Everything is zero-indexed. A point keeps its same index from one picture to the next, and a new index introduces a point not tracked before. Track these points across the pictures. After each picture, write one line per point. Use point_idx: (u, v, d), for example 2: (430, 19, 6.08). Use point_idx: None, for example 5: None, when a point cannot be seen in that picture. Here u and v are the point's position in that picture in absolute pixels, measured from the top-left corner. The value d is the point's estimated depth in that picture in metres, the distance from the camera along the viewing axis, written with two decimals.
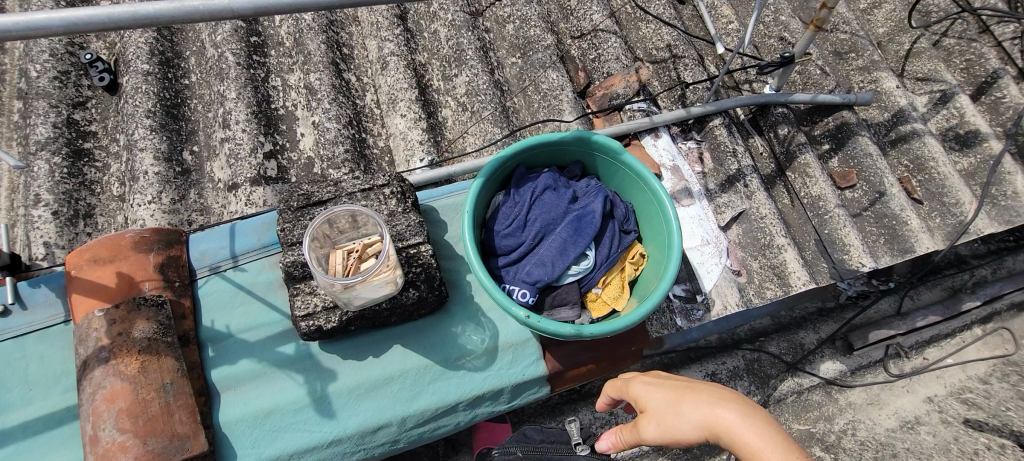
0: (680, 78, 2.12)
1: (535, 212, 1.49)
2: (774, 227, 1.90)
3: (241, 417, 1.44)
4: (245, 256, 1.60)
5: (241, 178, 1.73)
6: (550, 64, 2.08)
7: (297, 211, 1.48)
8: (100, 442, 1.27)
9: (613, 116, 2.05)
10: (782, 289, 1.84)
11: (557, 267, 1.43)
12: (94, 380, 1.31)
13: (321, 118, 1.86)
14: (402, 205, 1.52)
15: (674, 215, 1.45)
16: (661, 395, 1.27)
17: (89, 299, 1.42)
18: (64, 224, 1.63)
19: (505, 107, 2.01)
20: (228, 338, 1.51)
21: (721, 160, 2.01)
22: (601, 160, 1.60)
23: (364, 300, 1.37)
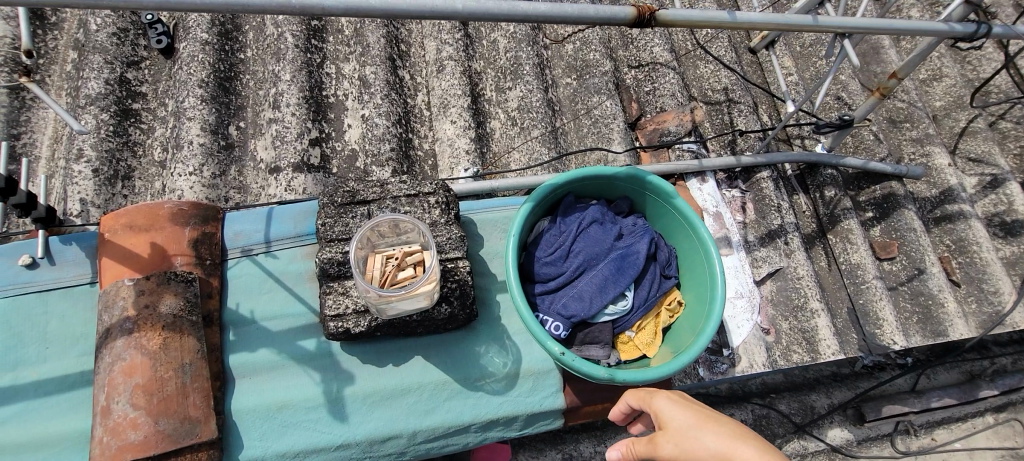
0: (733, 124, 2.09)
1: (579, 244, 1.46)
2: (810, 290, 1.87)
3: (254, 407, 1.41)
4: (278, 243, 1.57)
5: (284, 162, 1.71)
6: (605, 91, 2.05)
7: (340, 208, 1.45)
8: (112, 415, 1.24)
9: (661, 153, 2.01)
10: (809, 355, 1.81)
11: (595, 304, 1.39)
12: (115, 350, 1.28)
13: (371, 113, 1.84)
14: (445, 216, 1.49)
15: (721, 269, 1.41)
16: (686, 417, 1.11)
17: (119, 266, 1.39)
18: (103, 183, 1.61)
19: (554, 128, 1.99)
20: (251, 325, 1.49)
21: (764, 214, 1.98)
22: (651, 199, 1.56)
23: (397, 311, 1.33)
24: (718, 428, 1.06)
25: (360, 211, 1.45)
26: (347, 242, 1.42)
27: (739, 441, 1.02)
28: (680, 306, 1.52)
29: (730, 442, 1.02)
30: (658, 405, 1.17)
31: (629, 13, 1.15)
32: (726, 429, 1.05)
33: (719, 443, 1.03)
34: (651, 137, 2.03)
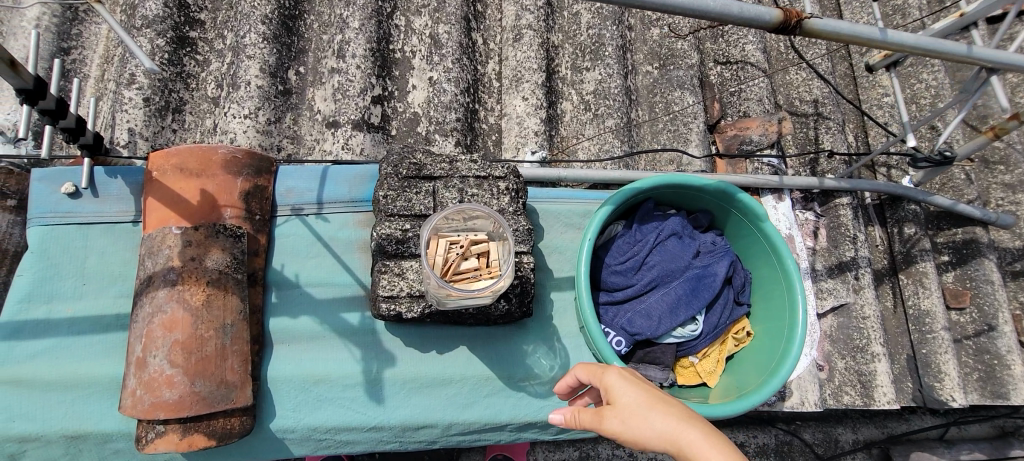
0: (819, 141, 1.93)
1: (654, 256, 1.35)
2: (874, 332, 1.76)
3: (290, 377, 1.35)
4: (330, 206, 1.48)
5: (344, 117, 1.57)
6: (689, 86, 1.89)
7: (404, 181, 1.35)
8: (148, 369, 1.18)
9: (738, 163, 1.87)
10: (862, 399, 1.72)
11: (664, 324, 1.30)
12: (155, 301, 1.21)
13: (440, 77, 1.69)
14: (514, 205, 1.38)
15: (805, 308, 1.31)
16: (635, 394, 0.96)
17: (165, 210, 1.31)
18: (153, 115, 1.51)
19: (629, 119, 1.84)
20: (295, 290, 1.42)
21: (837, 243, 1.84)
22: (734, 219, 1.44)
23: (457, 304, 1.23)
24: (673, 412, 0.92)
25: (425, 187, 1.35)
26: (407, 218, 1.32)
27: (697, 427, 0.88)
28: (747, 336, 1.42)
29: (685, 429, 0.89)
30: (605, 379, 1.01)
31: (776, 15, 1.00)
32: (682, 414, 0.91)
33: (673, 428, 0.89)
34: (729, 144, 1.89)
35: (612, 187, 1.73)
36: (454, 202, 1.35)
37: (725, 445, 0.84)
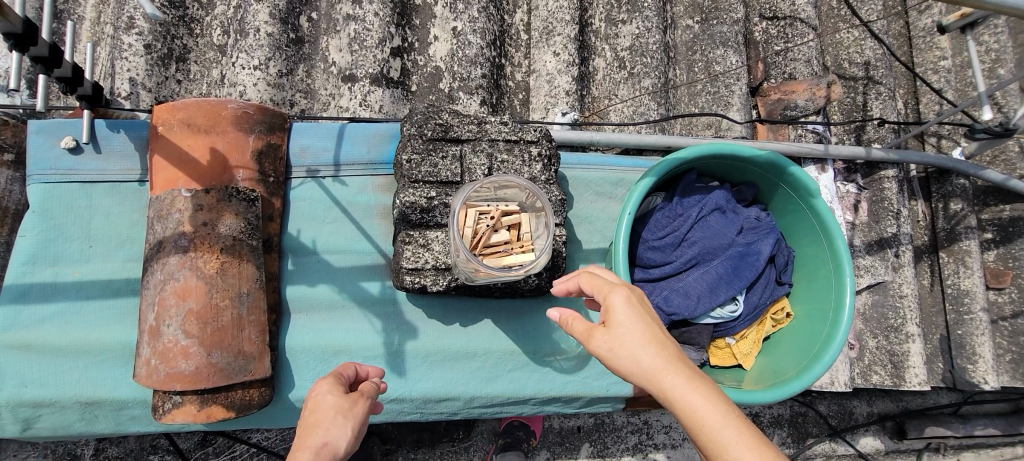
0: (868, 108, 1.79)
1: (695, 232, 1.27)
2: (911, 312, 1.69)
3: (308, 347, 1.30)
4: (348, 168, 1.39)
5: (361, 70, 1.44)
6: (733, 44, 1.74)
7: (429, 144, 1.25)
8: (162, 338, 1.12)
9: (782, 129, 1.74)
10: (891, 379, 1.68)
11: (702, 305, 1.23)
12: (167, 268, 1.14)
13: (465, 27, 1.54)
14: (546, 173, 1.28)
15: (852, 289, 1.23)
16: (635, 324, 0.87)
17: (173, 170, 1.21)
18: (156, 63, 1.39)
19: (666, 79, 1.70)
20: (313, 257, 1.35)
21: (879, 218, 1.74)
22: (781, 194, 1.35)
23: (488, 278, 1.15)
24: (669, 352, 0.84)
25: (452, 152, 1.25)
26: (433, 186, 1.23)
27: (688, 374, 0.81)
28: (787, 317, 1.35)
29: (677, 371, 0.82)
30: (607, 298, 0.92)
31: None
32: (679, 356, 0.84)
33: (664, 368, 0.82)
34: (772, 109, 1.76)
35: (646, 153, 1.61)
36: (482, 169, 1.25)
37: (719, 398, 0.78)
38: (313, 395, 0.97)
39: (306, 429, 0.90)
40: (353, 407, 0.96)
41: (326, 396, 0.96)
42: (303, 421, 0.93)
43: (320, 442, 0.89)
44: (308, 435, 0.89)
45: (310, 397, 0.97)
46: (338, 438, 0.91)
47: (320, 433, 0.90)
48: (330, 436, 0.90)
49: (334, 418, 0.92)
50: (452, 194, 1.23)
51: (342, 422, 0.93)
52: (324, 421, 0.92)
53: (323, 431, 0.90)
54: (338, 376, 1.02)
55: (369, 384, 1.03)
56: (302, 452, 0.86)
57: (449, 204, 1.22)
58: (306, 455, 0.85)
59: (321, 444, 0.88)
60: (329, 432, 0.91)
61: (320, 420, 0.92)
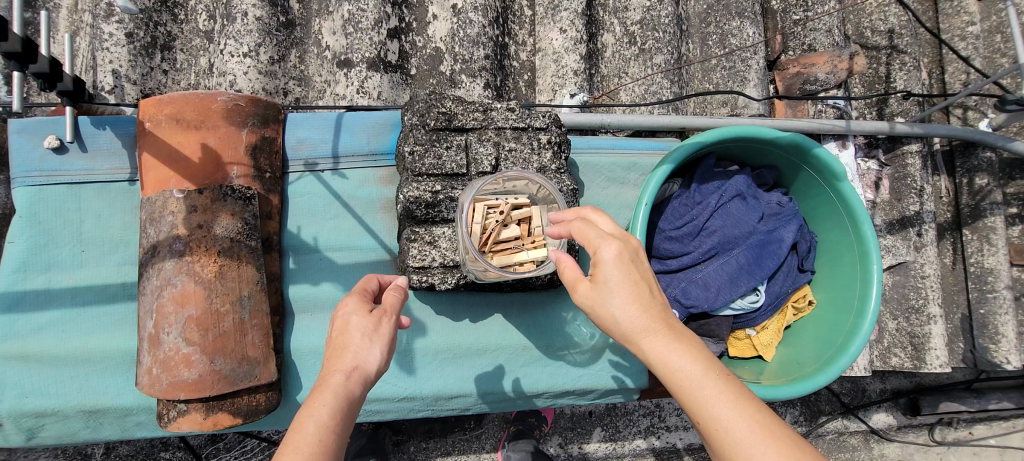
0: (891, 79, 1.70)
1: (715, 221, 1.20)
2: (933, 292, 1.63)
3: (315, 348, 1.26)
4: (348, 160, 1.33)
5: (357, 55, 1.35)
6: (750, 14, 1.64)
7: (432, 133, 1.17)
8: (162, 346, 1.08)
9: (800, 105, 1.67)
10: (911, 361, 1.64)
11: (722, 296, 1.17)
12: (163, 273, 1.09)
13: (465, 5, 1.45)
14: (556, 162, 1.22)
15: (879, 277, 1.18)
16: (617, 290, 0.87)
17: (164, 169, 1.15)
18: (139, 53, 1.31)
19: (679, 54, 1.61)
20: (315, 255, 1.29)
21: (901, 195, 1.67)
22: (803, 177, 1.29)
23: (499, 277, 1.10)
24: (653, 310, 0.86)
25: (457, 142, 1.18)
26: (438, 178, 1.17)
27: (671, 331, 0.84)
28: (809, 305, 1.30)
29: (660, 328, 0.84)
30: (595, 253, 0.89)
31: None
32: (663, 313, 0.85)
33: (648, 326, 0.85)
34: (790, 84, 1.67)
35: (659, 135, 1.54)
36: (489, 159, 1.18)
37: (699, 354, 0.82)
38: (339, 316, 0.96)
39: (334, 354, 0.91)
40: (380, 326, 0.95)
41: (352, 317, 0.95)
42: (333, 343, 0.93)
43: (350, 366, 0.89)
44: (336, 360, 0.90)
45: (337, 318, 0.96)
46: (366, 361, 0.91)
47: (348, 356, 0.90)
48: (359, 360, 0.91)
49: (362, 343, 0.92)
50: (458, 187, 1.16)
51: (369, 343, 0.92)
52: (352, 344, 0.91)
53: (350, 355, 0.90)
54: (361, 293, 1.00)
55: (393, 295, 1.00)
56: (334, 376, 0.87)
57: (455, 197, 1.16)
58: (336, 380, 0.87)
59: (350, 368, 0.89)
60: (358, 356, 0.91)
61: (348, 343, 0.91)
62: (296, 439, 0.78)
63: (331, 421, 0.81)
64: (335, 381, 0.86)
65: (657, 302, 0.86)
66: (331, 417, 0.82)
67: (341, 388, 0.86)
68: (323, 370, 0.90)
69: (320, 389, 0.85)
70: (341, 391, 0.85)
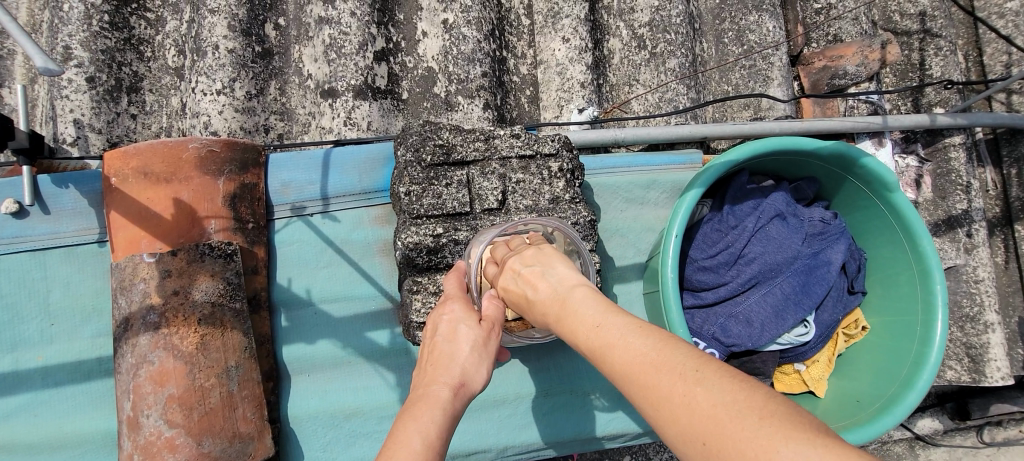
0: (925, 66, 1.56)
1: (754, 246, 1.07)
2: (989, 299, 1.49)
3: (315, 413, 1.14)
4: (338, 200, 1.21)
5: (341, 83, 1.22)
6: (768, 7, 1.50)
7: (430, 170, 1.05)
8: (142, 431, 0.96)
9: (830, 102, 1.52)
10: (969, 375, 1.50)
11: (767, 332, 1.04)
12: (138, 350, 0.97)
13: (457, 19, 1.32)
14: (570, 191, 1.09)
15: (944, 298, 1.04)
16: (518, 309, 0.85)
17: (133, 229, 1.03)
18: (103, 98, 1.19)
19: (694, 55, 1.47)
20: (309, 309, 1.17)
21: (946, 193, 1.52)
22: (849, 190, 1.15)
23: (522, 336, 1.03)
24: (541, 295, 0.80)
25: (457, 177, 1.05)
26: (438, 219, 1.04)
27: (560, 306, 0.77)
28: (862, 330, 1.17)
29: (554, 309, 0.78)
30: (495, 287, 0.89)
31: None
32: (550, 293, 0.79)
33: (542, 313, 0.80)
34: (816, 80, 1.53)
35: (677, 146, 1.40)
36: (495, 194, 1.06)
37: (583, 316, 0.74)
38: (445, 321, 0.81)
39: (439, 363, 0.75)
40: (489, 339, 0.80)
41: (461, 325, 0.79)
42: (436, 350, 0.78)
43: (456, 381, 0.74)
44: (441, 371, 0.74)
45: (441, 322, 0.81)
46: (474, 379, 0.75)
47: (453, 367, 0.75)
48: (467, 374, 0.75)
49: (470, 356, 0.77)
50: (462, 228, 1.04)
51: (478, 360, 0.77)
52: (461, 355, 0.76)
53: (456, 367, 0.75)
54: (463, 296, 0.86)
55: (496, 303, 0.86)
56: (438, 390, 0.72)
57: (459, 240, 1.03)
58: (442, 394, 0.71)
59: (457, 382, 0.74)
60: (467, 369, 0.75)
61: (456, 354, 0.76)
62: (404, 455, 0.63)
63: (437, 441, 0.66)
64: (442, 396, 0.71)
65: (543, 286, 0.81)
66: (438, 436, 0.67)
67: (448, 405, 0.71)
68: (422, 380, 0.75)
69: (425, 403, 0.70)
70: (448, 409, 0.70)
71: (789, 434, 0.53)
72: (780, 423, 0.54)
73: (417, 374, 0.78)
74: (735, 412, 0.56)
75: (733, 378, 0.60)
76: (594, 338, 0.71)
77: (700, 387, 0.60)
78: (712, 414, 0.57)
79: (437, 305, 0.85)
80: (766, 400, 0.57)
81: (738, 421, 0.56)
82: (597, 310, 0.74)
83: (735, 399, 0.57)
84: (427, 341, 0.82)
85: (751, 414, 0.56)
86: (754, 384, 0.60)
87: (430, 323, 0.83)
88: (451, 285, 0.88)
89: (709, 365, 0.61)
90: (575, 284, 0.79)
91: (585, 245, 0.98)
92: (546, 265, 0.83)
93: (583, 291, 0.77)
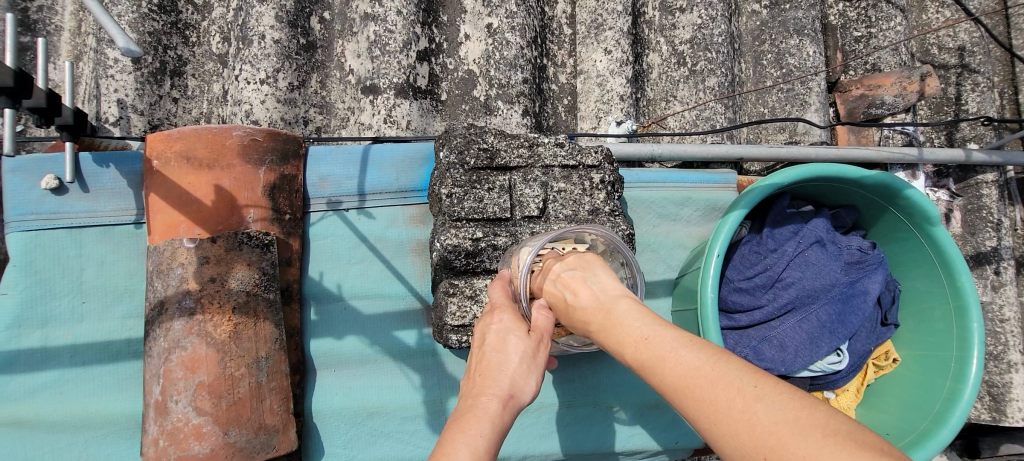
0: (962, 101, 1.55)
1: (793, 271, 1.09)
2: (1013, 338, 1.48)
3: (338, 409, 1.14)
4: (375, 197, 1.21)
5: (384, 80, 1.22)
6: (810, 32, 1.50)
7: (472, 173, 1.04)
8: (170, 417, 0.95)
9: (865, 131, 1.51)
10: (989, 413, 1.49)
11: (801, 360, 1.06)
12: (171, 334, 0.97)
13: (502, 24, 1.32)
14: (610, 204, 1.09)
15: (981, 336, 1.05)
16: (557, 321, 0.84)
17: (173, 213, 1.02)
18: (147, 80, 1.19)
19: (733, 75, 1.47)
20: (339, 304, 1.17)
21: (976, 229, 1.51)
22: (888, 221, 1.16)
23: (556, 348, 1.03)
24: (585, 303, 0.80)
25: (499, 182, 1.05)
26: (478, 223, 1.04)
27: (605, 316, 0.77)
28: (893, 362, 1.18)
29: (596, 319, 0.78)
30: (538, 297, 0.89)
31: None
32: (592, 301, 0.79)
33: (586, 324, 0.79)
34: (853, 108, 1.53)
35: (712, 166, 1.39)
36: (536, 201, 1.06)
37: (629, 329, 0.73)
38: (492, 330, 0.81)
39: (487, 374, 0.76)
40: (538, 351, 0.80)
41: (510, 335, 0.80)
42: (485, 360, 0.78)
43: (504, 394, 0.74)
44: (490, 382, 0.75)
45: (490, 331, 0.81)
46: (523, 389, 0.76)
47: (502, 379, 0.75)
48: (515, 386, 0.75)
49: (519, 367, 0.77)
50: (501, 234, 1.03)
51: (527, 372, 0.77)
52: (510, 366, 0.76)
53: (505, 379, 0.75)
54: (510, 305, 0.85)
55: (545, 314, 0.85)
56: (486, 403, 0.72)
57: (498, 245, 1.03)
58: (491, 408, 0.72)
59: (505, 395, 0.74)
60: (515, 381, 0.76)
61: (504, 365, 0.76)
62: None
63: (484, 453, 0.67)
64: (490, 409, 0.72)
65: (586, 292, 0.80)
66: (485, 448, 0.67)
67: (496, 417, 0.71)
68: (471, 391, 0.75)
69: (472, 415, 0.71)
70: (496, 422, 0.71)
71: (854, 452, 0.52)
72: (845, 441, 0.54)
73: (466, 382, 0.79)
74: (797, 430, 0.57)
75: (793, 396, 0.60)
76: (642, 354, 0.71)
77: (759, 402, 0.60)
78: (774, 432, 0.58)
79: (484, 315, 0.86)
80: (830, 418, 0.56)
81: (801, 438, 0.56)
82: (642, 323, 0.73)
83: (797, 417, 0.57)
84: (475, 350, 0.82)
85: (813, 431, 0.56)
86: (815, 401, 0.60)
87: (479, 332, 0.83)
88: (497, 294, 0.88)
89: (768, 382, 0.61)
90: (618, 294, 0.78)
91: (629, 247, 0.96)
92: (590, 271, 0.83)
93: (628, 303, 0.76)
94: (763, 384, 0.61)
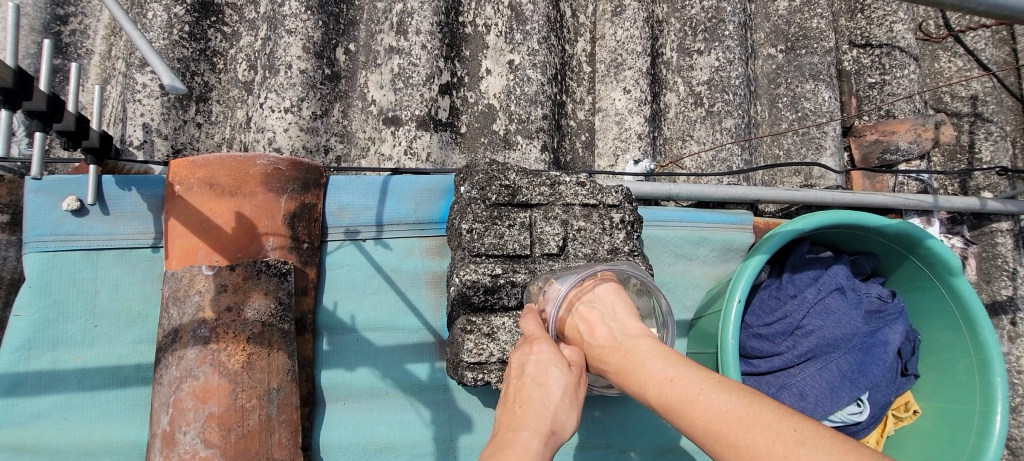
0: (975, 149, 1.56)
1: (813, 318, 1.12)
2: None
3: (346, 444, 1.12)
4: (392, 228, 1.21)
5: (406, 112, 1.22)
6: (825, 77, 1.52)
7: (493, 210, 1.04)
8: (177, 448, 0.93)
9: (879, 177, 1.52)
10: None
11: (821, 409, 1.08)
12: (184, 363, 0.96)
13: (523, 61, 1.33)
14: (630, 243, 1.10)
15: (1004, 391, 1.06)
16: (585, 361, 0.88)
17: (193, 238, 1.02)
18: (172, 105, 1.20)
19: (749, 117, 1.48)
20: (352, 335, 1.16)
21: (990, 277, 1.49)
22: (908, 268, 1.17)
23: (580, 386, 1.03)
24: (602, 340, 0.88)
25: (521, 219, 1.05)
26: (498, 260, 1.03)
27: (623, 353, 0.84)
28: (913, 414, 1.18)
29: (614, 357, 0.85)
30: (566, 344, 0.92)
31: None
32: (609, 340, 0.87)
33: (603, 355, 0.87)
34: (867, 153, 1.53)
35: (727, 207, 1.39)
36: (556, 240, 1.06)
37: (650, 371, 0.80)
38: (532, 362, 0.81)
39: (530, 407, 0.77)
40: (576, 385, 0.82)
41: (552, 368, 0.80)
42: (525, 392, 0.79)
43: (546, 430, 0.75)
44: (530, 417, 0.76)
45: (530, 363, 0.82)
46: (562, 426, 0.77)
47: (544, 414, 0.76)
48: (555, 422, 0.77)
49: (560, 402, 0.78)
50: (520, 271, 1.03)
51: (567, 407, 0.78)
52: (552, 401, 0.77)
53: (547, 414, 0.76)
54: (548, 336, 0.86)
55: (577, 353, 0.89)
56: (526, 439, 0.73)
57: (517, 282, 1.03)
58: (532, 444, 0.72)
59: (547, 431, 0.75)
60: (556, 416, 0.77)
61: (546, 399, 0.77)
62: None
63: None
64: (532, 445, 0.72)
65: (602, 330, 0.89)
66: None
67: (537, 454, 0.72)
68: (510, 424, 0.76)
69: (514, 450, 0.71)
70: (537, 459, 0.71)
71: None
72: None
73: (504, 413, 0.80)
74: None
75: (830, 438, 0.66)
76: (670, 393, 0.76)
77: (801, 447, 0.66)
78: None
79: (522, 345, 0.86)
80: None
81: None
82: (669, 364, 0.79)
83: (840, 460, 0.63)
84: (513, 380, 0.82)
85: None
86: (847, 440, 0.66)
87: (516, 363, 0.84)
88: (531, 326, 0.88)
89: (802, 424, 0.68)
90: (637, 335, 0.86)
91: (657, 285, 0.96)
92: (608, 310, 0.91)
93: (645, 343, 0.84)
94: (802, 429, 0.67)
